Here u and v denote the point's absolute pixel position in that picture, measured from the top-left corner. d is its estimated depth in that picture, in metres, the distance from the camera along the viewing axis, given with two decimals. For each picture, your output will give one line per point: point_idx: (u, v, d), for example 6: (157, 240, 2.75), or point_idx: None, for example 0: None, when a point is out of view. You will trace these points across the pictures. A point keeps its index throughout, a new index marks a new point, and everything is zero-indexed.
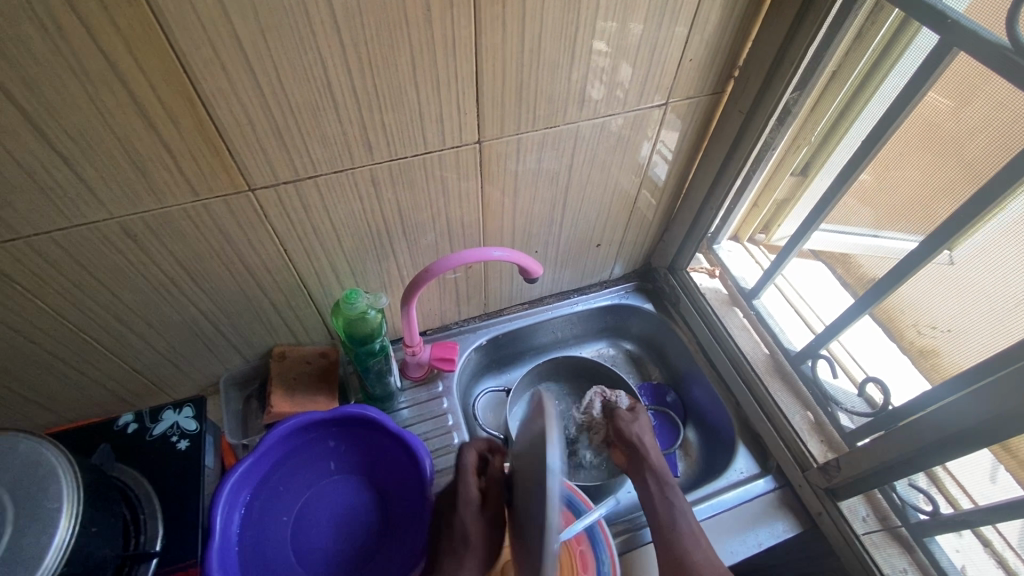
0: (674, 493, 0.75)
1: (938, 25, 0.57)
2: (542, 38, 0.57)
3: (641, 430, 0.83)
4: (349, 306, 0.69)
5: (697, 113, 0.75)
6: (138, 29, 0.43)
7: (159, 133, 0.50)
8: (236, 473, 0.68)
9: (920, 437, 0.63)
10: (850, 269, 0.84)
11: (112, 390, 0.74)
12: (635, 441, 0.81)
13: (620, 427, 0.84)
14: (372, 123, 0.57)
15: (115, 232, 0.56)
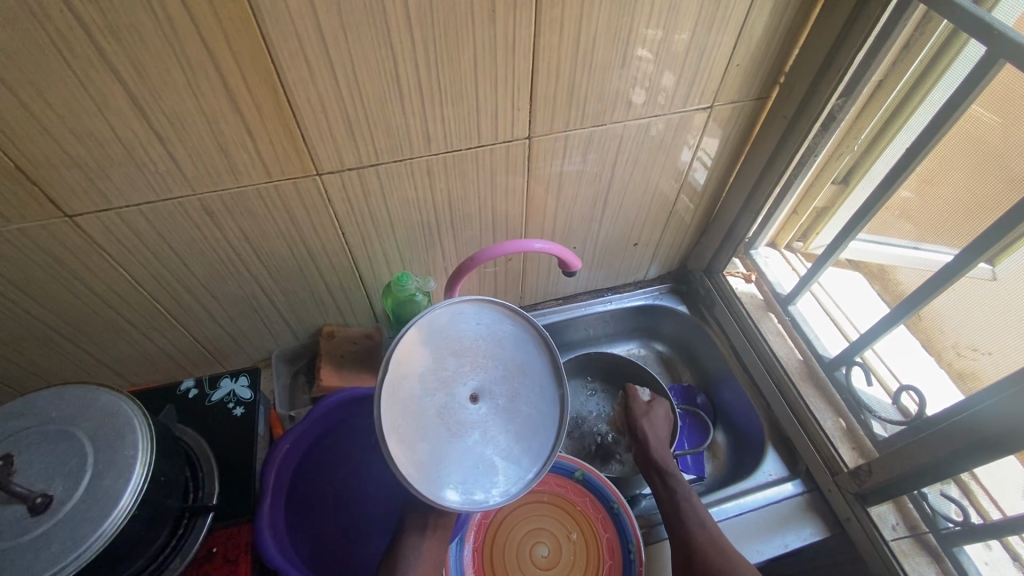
0: (674, 480, 0.76)
1: (984, 37, 0.57)
2: (595, 41, 0.60)
3: (651, 423, 0.85)
4: (400, 287, 0.73)
5: (740, 118, 0.77)
6: (236, 21, 0.47)
7: (243, 117, 0.55)
8: (290, 437, 0.72)
9: (955, 443, 0.63)
10: (888, 286, 0.86)
11: (176, 358, 0.80)
12: (647, 433, 0.83)
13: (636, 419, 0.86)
14: (433, 116, 0.61)
15: (195, 209, 0.61)
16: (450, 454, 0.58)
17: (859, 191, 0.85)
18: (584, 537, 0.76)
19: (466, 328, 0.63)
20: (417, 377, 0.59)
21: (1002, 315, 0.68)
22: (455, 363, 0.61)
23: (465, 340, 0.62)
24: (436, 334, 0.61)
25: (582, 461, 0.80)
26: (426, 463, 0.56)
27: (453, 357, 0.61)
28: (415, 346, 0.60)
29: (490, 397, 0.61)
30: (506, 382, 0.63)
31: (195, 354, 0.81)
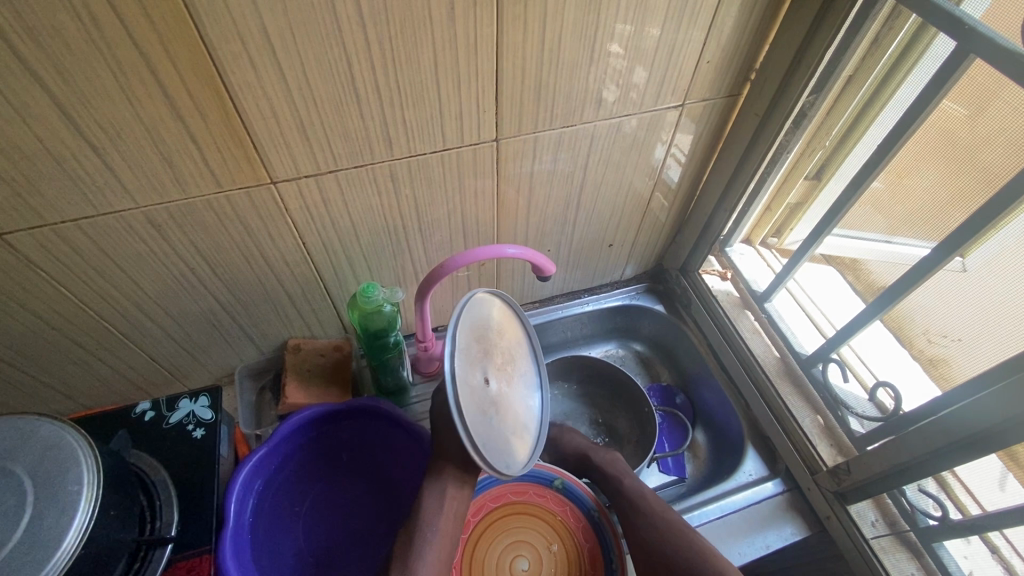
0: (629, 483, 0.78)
1: (956, 33, 0.56)
2: (562, 39, 0.58)
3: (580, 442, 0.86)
4: (366, 299, 0.69)
5: (712, 116, 0.75)
6: (172, 23, 0.44)
7: (186, 124, 0.51)
8: (250, 462, 0.69)
9: (932, 441, 0.63)
10: (860, 276, 0.84)
11: (130, 378, 0.75)
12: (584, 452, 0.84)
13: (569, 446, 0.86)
14: (394, 119, 0.58)
15: (140, 222, 0.57)
16: (492, 431, 0.59)
17: (831, 187, 0.85)
18: (563, 550, 0.74)
19: (482, 315, 0.66)
20: (457, 359, 0.58)
21: (968, 303, 0.68)
22: (481, 348, 0.63)
23: (483, 329, 0.65)
24: (465, 321, 0.62)
25: (561, 470, 0.78)
26: (486, 443, 0.57)
27: (476, 342, 0.62)
28: (454, 332, 0.59)
29: (504, 377, 0.66)
30: (512, 366, 0.68)
31: (152, 373, 0.76)
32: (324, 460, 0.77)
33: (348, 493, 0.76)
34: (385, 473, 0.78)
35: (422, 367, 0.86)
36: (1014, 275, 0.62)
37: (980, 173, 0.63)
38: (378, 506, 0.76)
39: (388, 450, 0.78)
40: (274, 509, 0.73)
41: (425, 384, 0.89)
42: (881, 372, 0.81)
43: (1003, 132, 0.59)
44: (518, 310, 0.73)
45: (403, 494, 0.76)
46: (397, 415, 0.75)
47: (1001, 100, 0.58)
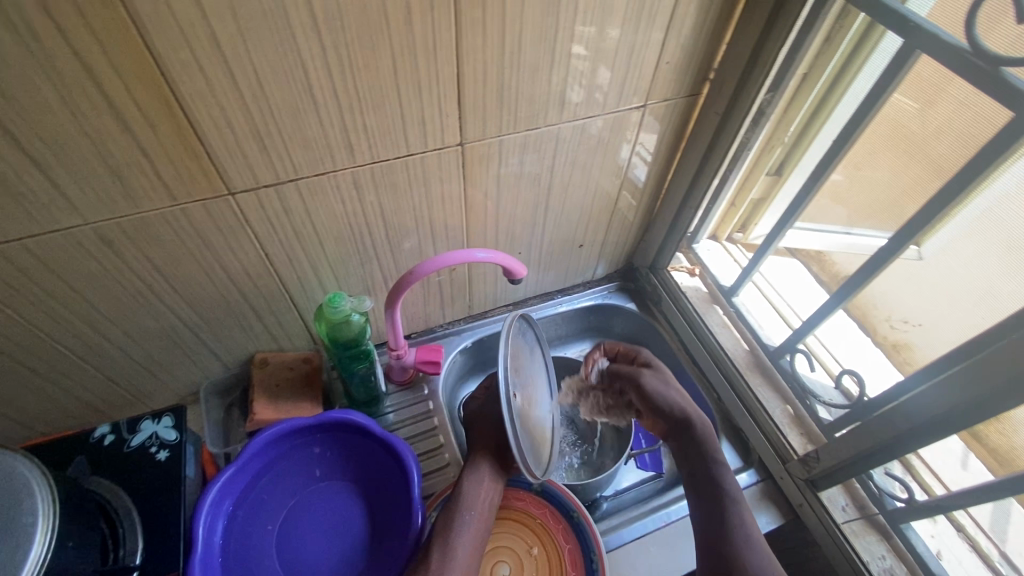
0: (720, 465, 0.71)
1: (901, 29, 0.58)
2: (522, 42, 0.57)
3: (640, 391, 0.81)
4: (333, 310, 0.68)
5: (674, 115, 0.76)
6: (114, 31, 0.42)
7: (135, 135, 0.49)
8: (218, 482, 0.67)
9: (898, 426, 0.65)
10: (824, 267, 0.91)
11: (87, 402, 0.72)
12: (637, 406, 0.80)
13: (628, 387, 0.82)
14: (354, 126, 0.57)
15: (90, 239, 0.55)
16: (530, 439, 0.68)
17: (791, 182, 0.87)
18: (545, 551, 0.74)
19: (516, 333, 0.72)
20: (504, 372, 0.65)
21: (931, 288, 0.71)
22: (517, 364, 0.70)
23: (516, 346, 0.71)
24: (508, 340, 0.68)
25: None
26: (528, 452, 0.66)
27: (514, 360, 0.69)
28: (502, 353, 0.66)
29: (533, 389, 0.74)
30: (533, 378, 0.75)
31: (110, 395, 0.73)
32: (299, 474, 0.74)
33: (325, 507, 0.73)
34: (364, 484, 0.75)
35: (395, 376, 0.86)
36: (970, 260, 0.66)
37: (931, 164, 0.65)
38: (358, 524, 0.72)
39: (367, 459, 0.76)
40: (247, 528, 0.70)
41: (399, 392, 0.88)
42: (845, 359, 0.83)
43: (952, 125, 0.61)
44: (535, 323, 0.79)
45: (384, 504, 0.74)
46: (369, 427, 0.74)
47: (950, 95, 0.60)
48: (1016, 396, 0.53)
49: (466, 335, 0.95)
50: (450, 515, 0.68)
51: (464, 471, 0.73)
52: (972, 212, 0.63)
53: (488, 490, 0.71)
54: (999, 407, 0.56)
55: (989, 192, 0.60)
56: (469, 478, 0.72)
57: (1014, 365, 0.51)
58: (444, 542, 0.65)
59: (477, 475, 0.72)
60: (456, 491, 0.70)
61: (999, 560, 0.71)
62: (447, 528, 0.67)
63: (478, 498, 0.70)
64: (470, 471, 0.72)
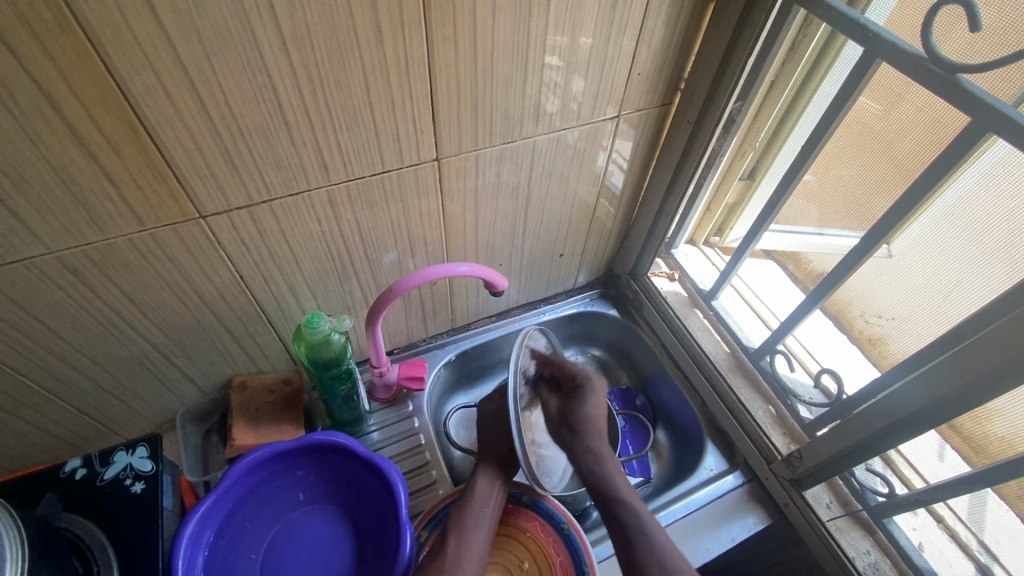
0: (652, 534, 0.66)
1: (862, 39, 0.60)
2: (494, 56, 0.58)
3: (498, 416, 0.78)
4: (312, 331, 0.67)
5: (648, 124, 0.77)
6: (74, 56, 0.41)
7: (100, 161, 0.48)
8: (198, 513, 0.64)
9: (876, 425, 0.66)
10: (799, 265, 0.87)
11: (57, 436, 0.69)
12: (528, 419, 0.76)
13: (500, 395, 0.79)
14: (328, 144, 0.56)
15: (54, 268, 0.53)
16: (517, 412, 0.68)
17: (763, 187, 0.88)
18: (536, 567, 0.73)
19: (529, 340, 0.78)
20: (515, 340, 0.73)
21: (906, 286, 0.70)
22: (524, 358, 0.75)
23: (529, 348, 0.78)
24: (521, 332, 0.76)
25: (529, 486, 0.78)
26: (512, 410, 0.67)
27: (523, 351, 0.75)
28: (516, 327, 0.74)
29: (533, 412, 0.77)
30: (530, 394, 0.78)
31: (82, 427, 0.71)
32: (281, 498, 0.73)
33: (309, 531, 0.72)
34: (348, 503, 0.74)
35: (377, 394, 0.86)
36: (935, 258, 0.65)
37: (894, 167, 0.67)
38: (343, 546, 0.72)
39: (349, 478, 0.74)
40: (228, 558, 0.68)
41: (383, 410, 0.87)
42: (822, 358, 0.84)
43: (912, 128, 0.63)
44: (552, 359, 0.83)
45: (368, 523, 0.73)
46: (353, 448, 0.72)
47: (908, 99, 0.62)
48: (988, 391, 0.55)
49: (450, 348, 0.95)
50: (463, 512, 0.71)
51: (477, 472, 0.74)
52: (935, 210, 0.63)
53: (499, 491, 0.74)
54: (971, 402, 0.57)
55: (947, 197, 0.61)
56: (483, 479, 0.74)
57: (984, 362, 0.53)
58: (456, 539, 0.68)
59: (490, 475, 0.74)
60: (468, 491, 0.73)
61: (979, 550, 0.71)
62: (463, 524, 0.69)
63: (490, 499, 0.73)
64: (483, 471, 0.75)
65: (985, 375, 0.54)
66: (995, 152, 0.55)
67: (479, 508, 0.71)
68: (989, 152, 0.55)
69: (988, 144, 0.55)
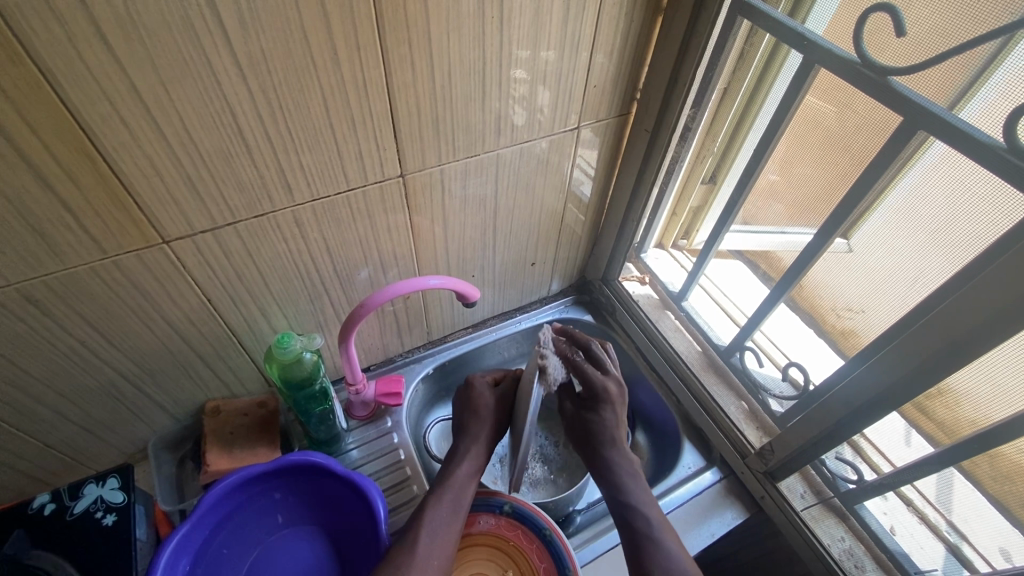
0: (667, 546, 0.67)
1: (800, 47, 0.64)
2: (452, 73, 0.59)
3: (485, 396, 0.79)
4: (282, 351, 0.66)
5: (610, 132, 0.80)
6: (26, 89, 0.41)
7: (57, 192, 0.48)
8: (172, 542, 0.63)
9: (838, 412, 0.69)
10: (772, 264, 0.85)
11: (25, 472, 0.68)
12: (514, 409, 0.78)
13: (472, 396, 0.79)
14: (290, 165, 0.57)
15: (15, 300, 0.52)
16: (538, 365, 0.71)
17: (725, 188, 0.89)
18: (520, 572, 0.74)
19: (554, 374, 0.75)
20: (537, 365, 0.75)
21: (862, 277, 0.71)
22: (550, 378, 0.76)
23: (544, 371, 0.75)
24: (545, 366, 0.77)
25: (509, 493, 0.78)
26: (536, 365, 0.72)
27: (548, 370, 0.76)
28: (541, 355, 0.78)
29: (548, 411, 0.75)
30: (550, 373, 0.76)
31: (50, 462, 0.69)
32: (260, 521, 0.72)
33: (290, 554, 0.72)
34: (329, 523, 0.74)
35: (355, 412, 0.85)
36: (888, 249, 0.67)
37: (845, 161, 0.68)
38: (323, 566, 0.72)
39: (329, 498, 0.74)
40: None
41: (362, 427, 0.87)
42: (790, 351, 0.85)
43: (852, 129, 0.66)
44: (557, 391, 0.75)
45: (349, 541, 0.73)
46: (331, 466, 0.71)
47: (848, 101, 0.65)
48: (937, 373, 0.58)
49: (427, 362, 0.95)
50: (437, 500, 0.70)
51: (459, 461, 0.74)
52: (884, 210, 0.66)
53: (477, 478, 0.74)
54: (924, 384, 0.60)
55: (900, 188, 0.63)
56: (464, 465, 0.74)
57: (933, 345, 0.56)
58: (429, 526, 0.67)
59: (473, 460, 0.74)
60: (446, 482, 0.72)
61: (948, 530, 0.72)
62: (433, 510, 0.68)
63: (467, 483, 0.72)
64: (466, 456, 0.74)
65: (933, 357, 0.57)
66: (932, 152, 0.58)
67: (456, 493, 0.71)
68: (927, 152, 0.58)
69: (926, 144, 0.58)
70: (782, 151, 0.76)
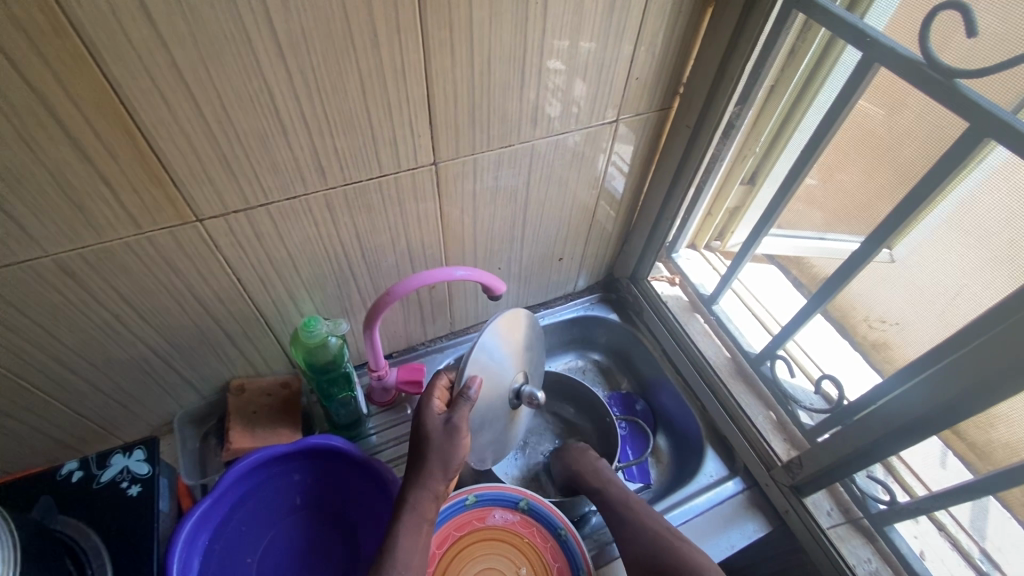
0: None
1: (860, 44, 0.60)
2: (491, 58, 0.57)
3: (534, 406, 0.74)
4: (309, 334, 0.66)
5: (648, 127, 0.77)
6: (70, 62, 0.41)
7: (96, 165, 0.48)
8: (194, 515, 0.64)
9: (875, 431, 0.65)
10: (804, 269, 0.88)
11: (56, 438, 0.69)
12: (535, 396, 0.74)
13: (445, 458, 0.62)
14: (325, 148, 0.56)
15: (52, 271, 0.53)
16: (512, 332, 0.72)
17: (763, 192, 0.87)
18: (533, 571, 0.73)
19: (499, 348, 0.70)
20: (499, 352, 0.70)
21: (902, 288, 0.70)
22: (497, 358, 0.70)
23: (502, 352, 0.71)
24: (500, 351, 0.70)
25: (525, 490, 0.77)
26: (518, 332, 0.73)
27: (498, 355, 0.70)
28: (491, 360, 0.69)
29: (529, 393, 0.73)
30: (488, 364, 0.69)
31: (80, 430, 0.71)
32: (278, 501, 0.73)
33: (304, 535, 0.72)
34: (344, 511, 0.74)
35: (376, 397, 0.84)
36: (940, 264, 0.64)
37: (897, 169, 0.65)
38: (337, 551, 0.72)
39: (347, 485, 0.74)
40: (227, 561, 0.68)
41: (382, 414, 0.87)
42: (824, 364, 0.83)
43: (909, 135, 0.62)
44: (494, 349, 0.69)
45: (365, 529, 0.72)
46: (349, 450, 0.71)
47: (910, 104, 0.61)
48: (986, 398, 0.55)
49: (448, 352, 0.95)
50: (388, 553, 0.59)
51: (403, 503, 0.62)
52: (932, 220, 0.63)
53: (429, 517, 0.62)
54: (973, 408, 0.57)
55: (948, 200, 0.60)
56: (406, 517, 0.61)
57: (979, 369, 0.53)
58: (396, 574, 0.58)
59: (416, 509, 0.61)
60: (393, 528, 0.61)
61: (981, 557, 0.72)
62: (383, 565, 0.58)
63: (419, 530, 0.61)
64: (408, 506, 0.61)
65: (985, 379, 0.53)
66: (994, 158, 0.54)
67: (406, 550, 0.59)
68: (987, 160, 0.55)
69: (988, 150, 0.54)
70: (831, 156, 0.73)
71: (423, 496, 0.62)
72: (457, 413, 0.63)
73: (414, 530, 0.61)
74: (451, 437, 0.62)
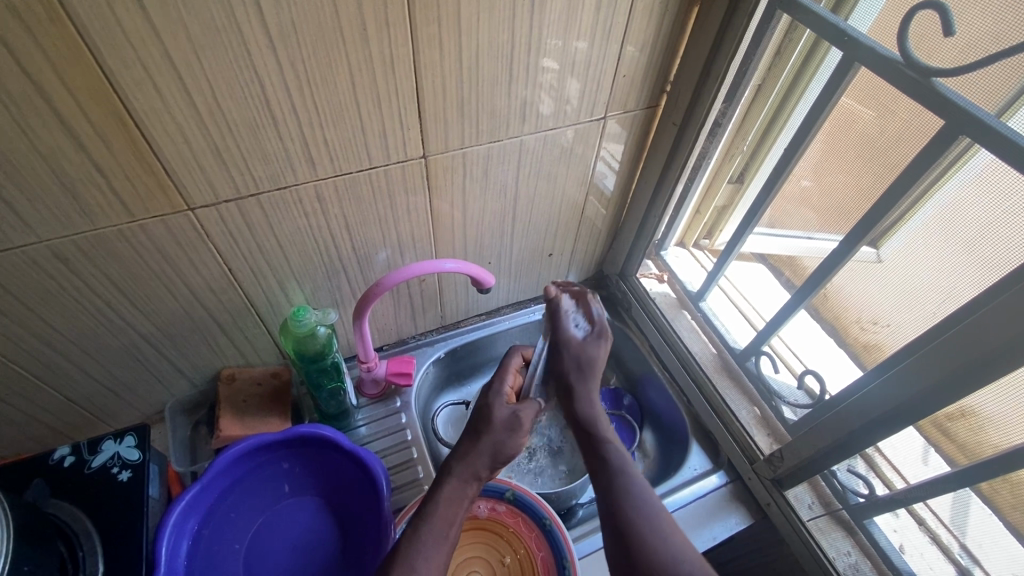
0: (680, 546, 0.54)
1: (840, 44, 0.62)
2: (480, 53, 0.59)
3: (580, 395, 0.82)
4: (297, 323, 0.68)
5: (636, 126, 0.79)
6: (65, 50, 0.42)
7: (90, 153, 0.49)
8: (182, 502, 0.66)
9: (852, 424, 0.67)
10: (797, 271, 0.84)
11: (47, 424, 0.70)
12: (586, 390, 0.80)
13: (498, 444, 0.63)
14: (314, 140, 0.57)
15: (45, 256, 0.54)
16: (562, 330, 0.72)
17: (752, 189, 0.87)
18: (517, 559, 0.75)
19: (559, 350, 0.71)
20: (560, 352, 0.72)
21: (881, 285, 0.70)
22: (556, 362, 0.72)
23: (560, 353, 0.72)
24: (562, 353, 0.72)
25: (512, 481, 0.77)
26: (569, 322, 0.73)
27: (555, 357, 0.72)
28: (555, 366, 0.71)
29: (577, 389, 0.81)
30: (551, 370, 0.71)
31: (71, 416, 0.72)
32: (267, 489, 0.74)
33: (293, 523, 0.73)
34: (335, 500, 0.75)
35: (366, 390, 0.87)
36: (921, 260, 0.64)
37: (877, 168, 0.66)
38: (326, 541, 0.72)
39: (336, 476, 0.75)
40: (212, 549, 0.68)
41: (372, 405, 0.88)
42: (806, 359, 0.83)
43: (888, 134, 0.63)
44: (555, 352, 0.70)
45: (353, 519, 0.73)
46: (338, 440, 0.73)
47: (888, 104, 0.62)
48: (956, 390, 0.57)
49: (439, 345, 0.96)
50: (426, 516, 0.57)
51: (445, 474, 0.60)
52: (919, 219, 0.63)
53: (467, 500, 0.60)
54: (944, 400, 0.58)
55: (930, 203, 0.62)
56: (448, 487, 0.59)
57: (948, 361, 0.55)
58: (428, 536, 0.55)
59: (459, 480, 0.60)
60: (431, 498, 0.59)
61: (960, 553, 0.70)
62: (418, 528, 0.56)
63: (458, 507, 0.59)
64: (452, 474, 0.60)
65: (957, 370, 0.55)
66: (979, 160, 0.55)
67: (443, 520, 0.57)
68: (973, 161, 0.55)
69: (971, 152, 0.55)
70: (815, 156, 0.74)
71: (467, 472, 0.61)
72: (524, 409, 0.66)
73: (455, 502, 0.59)
74: (511, 428, 0.64)
